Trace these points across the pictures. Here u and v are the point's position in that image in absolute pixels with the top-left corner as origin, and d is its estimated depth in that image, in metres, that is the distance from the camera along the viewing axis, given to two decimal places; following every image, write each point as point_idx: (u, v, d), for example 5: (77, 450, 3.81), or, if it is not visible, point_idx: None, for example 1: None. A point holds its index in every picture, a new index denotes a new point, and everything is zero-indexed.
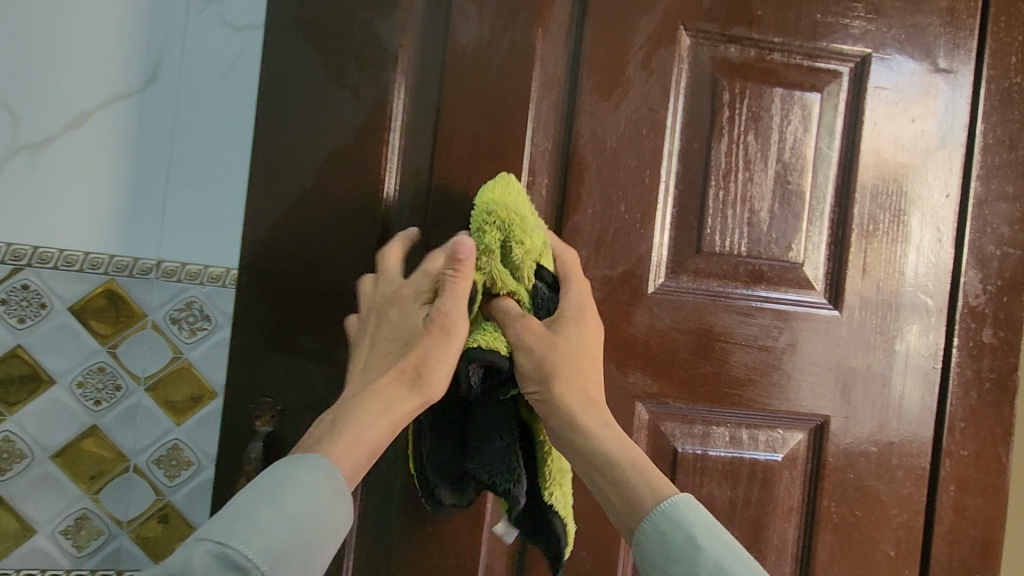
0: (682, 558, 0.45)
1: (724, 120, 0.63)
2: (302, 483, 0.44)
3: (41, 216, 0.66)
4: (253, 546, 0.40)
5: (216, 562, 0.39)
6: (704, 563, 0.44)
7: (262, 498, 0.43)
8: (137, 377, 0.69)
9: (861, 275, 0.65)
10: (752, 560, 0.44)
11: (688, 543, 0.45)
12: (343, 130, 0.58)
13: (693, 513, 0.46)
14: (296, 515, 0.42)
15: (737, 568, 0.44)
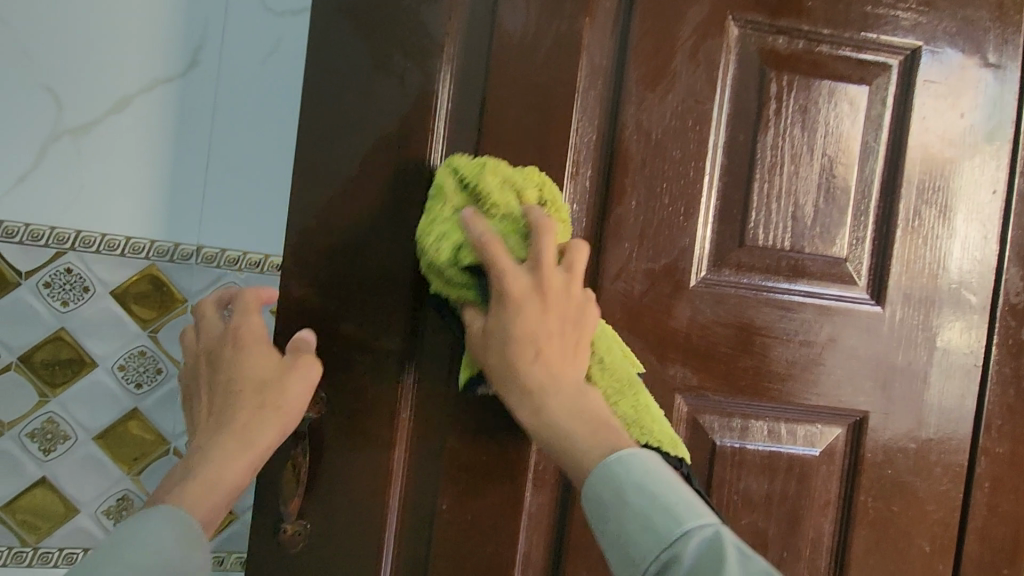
0: (613, 513, 0.47)
1: (771, 112, 0.62)
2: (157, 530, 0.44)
3: (84, 199, 0.66)
4: None
5: None
6: (630, 515, 0.46)
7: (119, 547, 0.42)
8: (178, 361, 0.70)
9: (905, 271, 0.64)
10: (678, 505, 0.45)
11: (616, 498, 0.47)
12: (389, 118, 0.58)
13: (623, 469, 0.48)
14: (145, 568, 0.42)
15: (660, 517, 0.45)
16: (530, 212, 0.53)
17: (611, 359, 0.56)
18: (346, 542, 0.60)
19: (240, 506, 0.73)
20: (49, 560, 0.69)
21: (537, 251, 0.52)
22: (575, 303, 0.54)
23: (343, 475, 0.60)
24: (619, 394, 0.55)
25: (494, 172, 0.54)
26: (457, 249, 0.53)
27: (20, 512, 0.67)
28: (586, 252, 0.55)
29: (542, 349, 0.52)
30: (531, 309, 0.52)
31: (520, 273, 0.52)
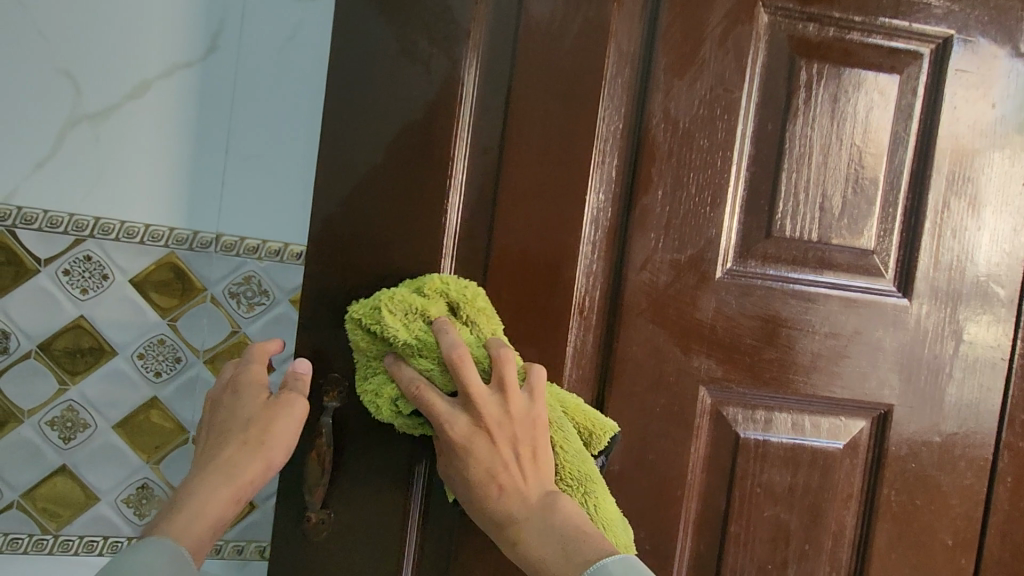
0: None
1: (800, 101, 0.61)
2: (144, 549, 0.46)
3: (103, 186, 0.66)
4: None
5: None
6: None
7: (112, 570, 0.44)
8: (197, 350, 0.69)
9: (933, 263, 0.64)
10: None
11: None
12: (414, 105, 0.57)
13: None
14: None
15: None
16: (439, 340, 0.52)
17: (571, 453, 0.55)
18: (369, 531, 0.60)
19: (261, 495, 0.73)
20: (69, 549, 0.69)
21: (462, 383, 0.52)
22: (516, 417, 0.53)
23: (366, 465, 0.60)
24: (579, 488, 0.55)
25: (391, 313, 0.53)
26: (396, 397, 0.55)
27: (41, 500, 0.68)
28: (508, 355, 0.53)
29: (500, 480, 0.52)
30: (477, 444, 0.52)
31: (454, 410, 0.52)
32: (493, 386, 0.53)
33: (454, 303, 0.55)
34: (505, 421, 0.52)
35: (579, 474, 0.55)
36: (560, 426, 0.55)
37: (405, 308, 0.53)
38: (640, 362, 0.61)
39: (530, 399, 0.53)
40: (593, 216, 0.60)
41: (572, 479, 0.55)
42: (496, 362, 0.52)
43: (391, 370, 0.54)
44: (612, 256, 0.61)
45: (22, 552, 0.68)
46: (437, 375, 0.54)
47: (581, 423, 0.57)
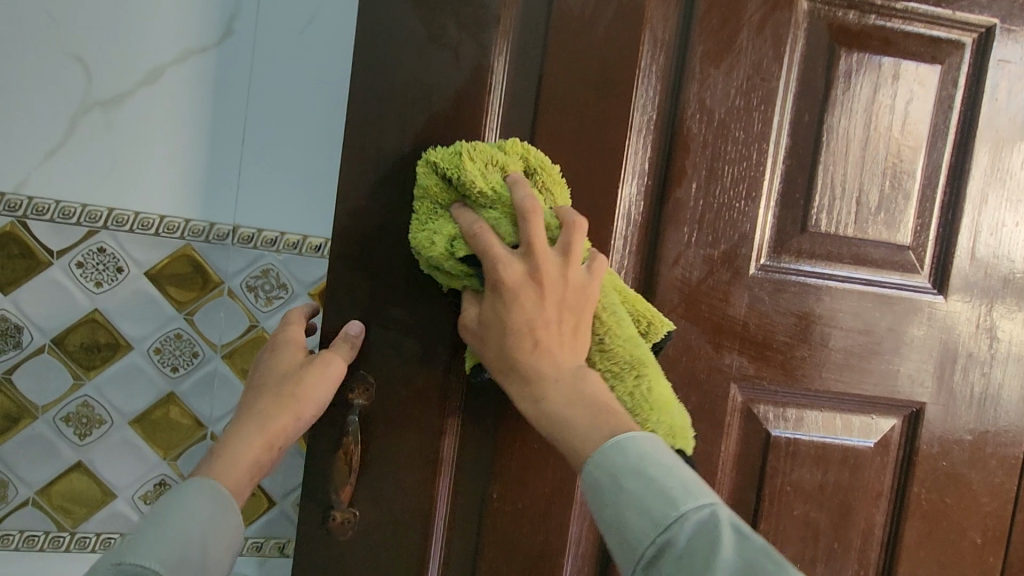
0: (608, 501, 0.44)
1: (839, 91, 0.59)
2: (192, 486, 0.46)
3: (116, 176, 0.64)
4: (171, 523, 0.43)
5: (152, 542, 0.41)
6: (628, 502, 0.43)
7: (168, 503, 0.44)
8: (214, 344, 0.68)
9: (968, 259, 0.63)
10: (674, 489, 0.42)
11: (612, 485, 0.44)
12: (442, 92, 0.55)
13: (620, 454, 0.44)
14: (192, 528, 0.43)
15: (656, 502, 0.42)
16: (515, 192, 0.50)
17: (622, 334, 0.51)
18: (394, 530, 0.59)
19: (279, 492, 0.72)
20: (86, 546, 0.68)
21: (526, 233, 0.48)
22: (572, 284, 0.49)
23: (392, 463, 0.59)
24: (630, 372, 0.51)
25: (472, 158, 0.51)
26: (451, 242, 0.51)
27: (56, 497, 0.66)
28: (580, 222, 0.50)
29: (539, 337, 0.48)
30: (527, 298, 0.48)
31: (512, 259, 0.48)
32: (557, 249, 0.50)
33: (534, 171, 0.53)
34: (561, 283, 0.49)
35: (630, 356, 0.51)
36: (610, 308, 0.51)
37: (484, 155, 0.52)
38: (671, 359, 0.60)
39: (589, 275, 0.50)
40: (625, 210, 0.58)
41: (622, 363, 0.51)
42: (566, 227, 0.50)
43: (456, 212, 0.52)
44: (644, 251, 0.59)
45: (38, 550, 0.67)
46: (500, 228, 0.50)
47: (634, 308, 0.53)
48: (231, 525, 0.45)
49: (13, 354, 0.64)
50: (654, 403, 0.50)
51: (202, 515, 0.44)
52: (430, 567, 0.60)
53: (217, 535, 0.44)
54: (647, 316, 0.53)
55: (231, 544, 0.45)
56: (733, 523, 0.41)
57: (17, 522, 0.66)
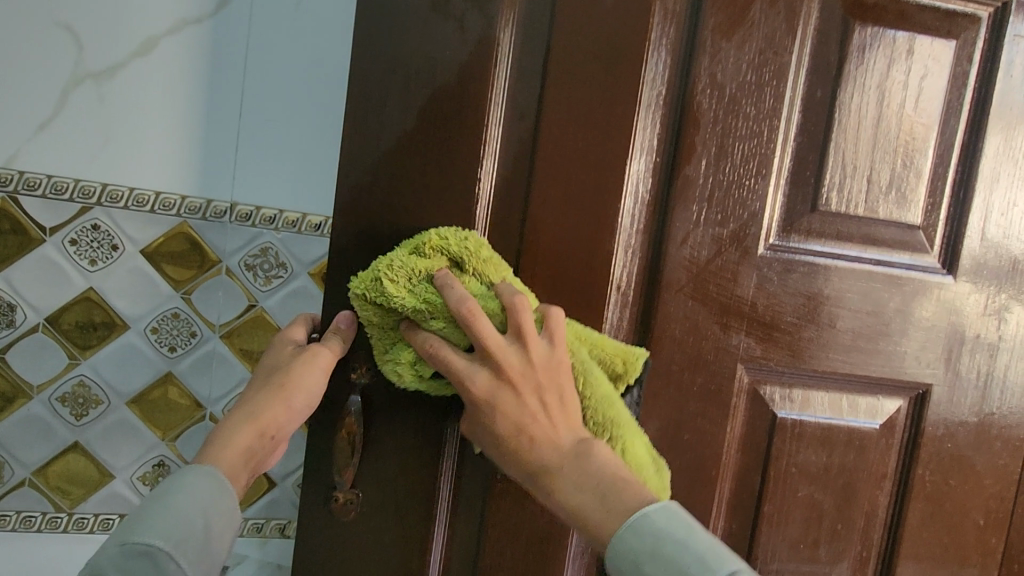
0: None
1: (852, 66, 0.58)
2: (192, 471, 0.44)
3: (109, 150, 0.62)
4: (176, 504, 0.41)
5: (157, 527, 0.40)
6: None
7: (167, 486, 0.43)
8: (213, 324, 0.66)
9: (978, 240, 0.62)
10: (691, 567, 0.43)
11: (634, 569, 0.44)
12: (447, 65, 0.54)
13: (635, 537, 0.45)
14: (190, 506, 0.42)
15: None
16: (446, 297, 0.49)
17: (600, 394, 0.52)
18: (397, 512, 0.58)
19: (279, 473, 0.72)
20: (84, 527, 0.67)
21: (478, 339, 0.49)
22: (540, 365, 0.50)
23: (393, 444, 0.58)
24: (610, 435, 0.52)
25: (393, 280, 0.50)
26: (415, 361, 0.52)
27: (54, 478, 0.65)
28: (522, 300, 0.49)
29: (530, 432, 0.50)
30: (506, 400, 0.50)
31: (475, 368, 0.50)
32: (510, 336, 0.50)
33: (460, 254, 0.52)
34: (527, 372, 0.50)
35: (608, 418, 0.51)
36: (583, 367, 0.52)
37: (406, 269, 0.50)
38: (678, 340, 0.59)
39: (550, 344, 0.50)
40: (633, 188, 0.57)
41: (601, 424, 0.52)
42: (511, 310, 0.49)
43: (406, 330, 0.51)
44: (652, 230, 0.58)
45: (36, 531, 0.66)
46: (454, 335, 0.51)
47: (604, 354, 0.54)
48: (230, 501, 0.44)
49: (6, 333, 0.63)
50: (636, 465, 0.51)
51: (200, 492, 0.43)
52: (433, 549, 0.59)
53: (220, 519, 0.43)
54: (620, 360, 0.54)
55: (231, 520, 0.44)
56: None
57: (15, 502, 0.65)
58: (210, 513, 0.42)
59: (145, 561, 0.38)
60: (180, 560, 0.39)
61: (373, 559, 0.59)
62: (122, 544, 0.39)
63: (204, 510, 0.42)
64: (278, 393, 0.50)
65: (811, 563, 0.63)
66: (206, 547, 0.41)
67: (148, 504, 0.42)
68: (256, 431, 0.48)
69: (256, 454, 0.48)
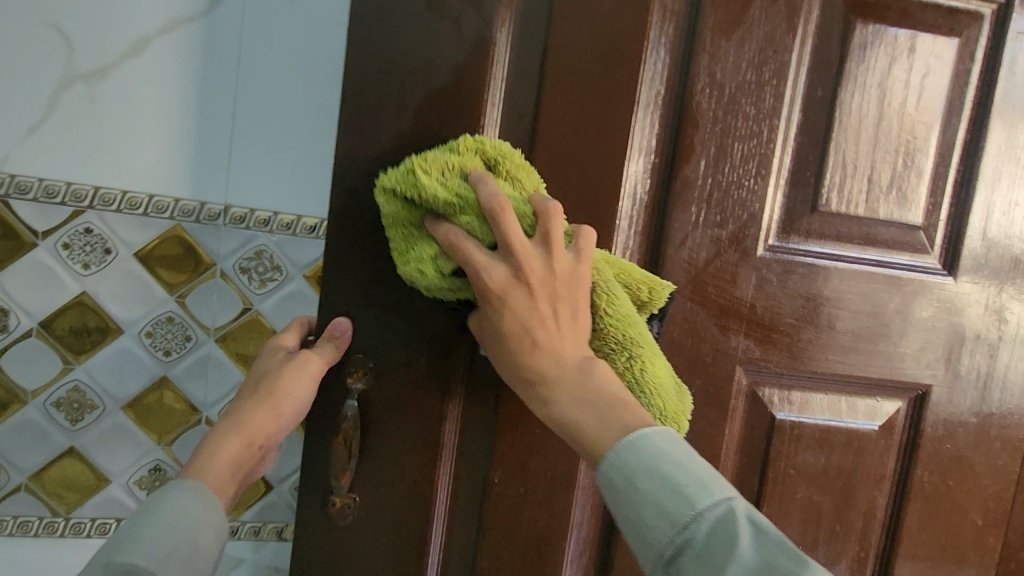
0: (623, 500, 0.42)
1: (853, 65, 0.57)
2: (176, 487, 0.44)
3: (101, 153, 0.61)
4: (161, 520, 0.41)
5: (143, 544, 0.39)
6: (643, 502, 0.42)
7: (151, 503, 0.42)
8: (208, 328, 0.66)
9: (978, 240, 0.62)
10: (689, 486, 0.41)
11: (627, 484, 0.42)
12: (442, 65, 0.53)
13: (631, 454, 0.43)
14: (177, 521, 0.41)
15: (672, 503, 0.41)
16: (479, 191, 0.48)
17: (619, 312, 0.50)
18: (394, 516, 0.58)
19: (276, 475, 0.71)
20: (81, 531, 0.67)
21: (503, 233, 0.47)
22: (561, 273, 0.48)
23: (390, 449, 0.57)
24: (626, 353, 0.50)
25: (427, 171, 0.49)
26: (437, 257, 0.50)
27: (50, 483, 0.65)
28: (555, 207, 0.48)
29: (535, 335, 0.48)
30: (517, 299, 0.47)
31: (495, 264, 0.47)
32: (537, 239, 0.48)
33: (496, 158, 0.50)
34: (548, 277, 0.47)
35: (626, 334, 0.50)
36: (606, 285, 0.50)
37: (440, 164, 0.49)
38: (676, 342, 0.58)
39: (576, 258, 0.48)
40: (632, 189, 0.56)
41: (618, 342, 0.50)
42: (542, 214, 0.48)
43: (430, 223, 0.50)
44: (650, 231, 0.58)
45: (32, 536, 0.66)
46: (479, 231, 0.48)
47: (630, 279, 0.52)
48: (217, 515, 0.44)
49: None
50: (652, 385, 0.50)
51: (186, 507, 0.42)
52: (431, 552, 0.59)
53: (207, 533, 0.42)
54: (645, 289, 0.52)
55: (219, 534, 0.43)
56: (750, 516, 0.40)
57: (11, 507, 0.65)
58: (197, 528, 0.42)
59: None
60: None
61: (370, 563, 0.59)
62: (108, 563, 0.38)
63: (190, 524, 0.42)
64: (266, 405, 0.50)
65: None
66: (193, 561, 0.41)
67: (131, 523, 0.41)
68: (251, 443, 0.49)
69: (246, 463, 0.49)
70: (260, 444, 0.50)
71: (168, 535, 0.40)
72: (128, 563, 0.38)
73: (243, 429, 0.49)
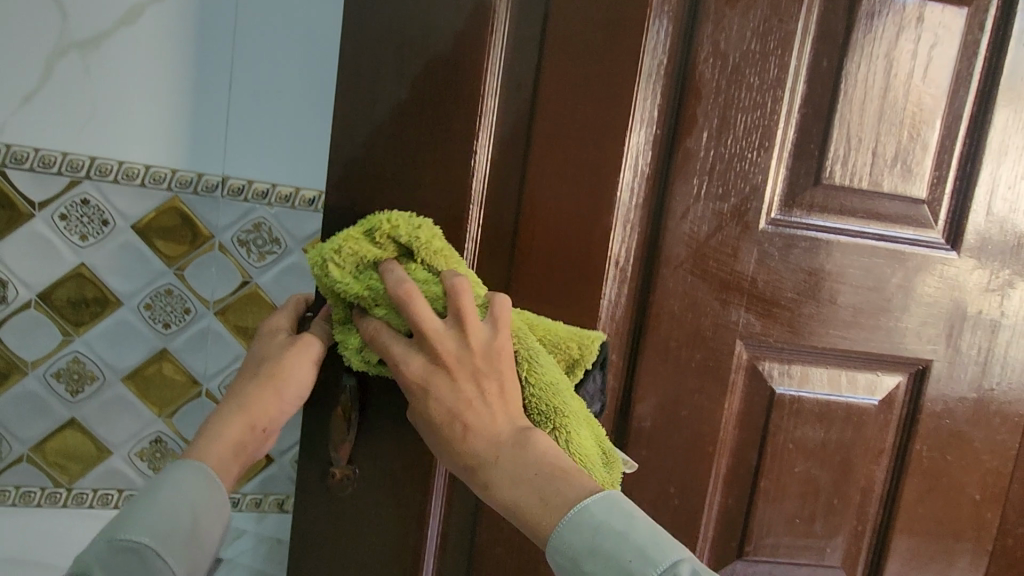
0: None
1: (860, 34, 0.56)
2: (181, 467, 0.44)
3: (96, 123, 0.61)
4: (164, 502, 0.41)
5: (145, 525, 0.40)
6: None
7: (156, 483, 0.43)
8: (207, 301, 0.66)
9: (983, 214, 0.61)
10: (632, 561, 0.40)
11: (574, 566, 0.41)
12: (441, 33, 0.52)
13: (574, 534, 0.42)
14: (179, 502, 0.42)
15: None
16: (387, 280, 0.46)
17: (541, 382, 0.49)
18: (393, 488, 0.58)
19: (277, 449, 0.72)
20: (84, 502, 0.67)
21: (413, 323, 0.45)
22: (478, 351, 0.46)
23: (389, 422, 0.57)
24: (552, 424, 0.49)
25: (339, 264, 0.47)
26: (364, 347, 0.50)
27: (51, 454, 0.65)
28: (462, 286, 0.45)
29: (464, 419, 0.46)
30: (439, 386, 0.46)
31: (411, 353, 0.46)
32: (450, 319, 0.46)
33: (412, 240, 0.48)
34: (464, 359, 0.46)
35: (553, 404, 0.49)
36: (528, 354, 0.49)
37: (353, 250, 0.48)
38: (677, 316, 0.58)
39: (494, 330, 0.46)
40: (633, 161, 0.55)
41: (543, 414, 0.49)
42: (451, 293, 0.46)
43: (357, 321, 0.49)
44: (652, 204, 0.57)
45: (35, 506, 0.66)
46: (394, 318, 0.48)
47: (557, 341, 0.51)
48: (219, 496, 0.44)
49: None
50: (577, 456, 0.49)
51: (188, 489, 0.43)
52: (431, 525, 0.59)
53: (209, 514, 0.43)
54: (574, 346, 0.51)
55: (221, 516, 0.44)
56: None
57: (13, 478, 0.65)
58: (198, 510, 0.42)
59: (131, 556, 0.39)
60: (168, 557, 0.39)
61: (370, 535, 0.59)
62: (111, 541, 0.39)
63: (191, 507, 0.42)
64: (268, 385, 0.49)
65: (807, 537, 0.64)
66: (194, 543, 0.41)
67: (136, 502, 0.42)
68: (254, 426, 0.47)
69: (248, 445, 0.47)
70: (263, 429, 0.48)
71: (169, 517, 0.41)
72: (129, 543, 0.39)
73: (245, 412, 0.47)
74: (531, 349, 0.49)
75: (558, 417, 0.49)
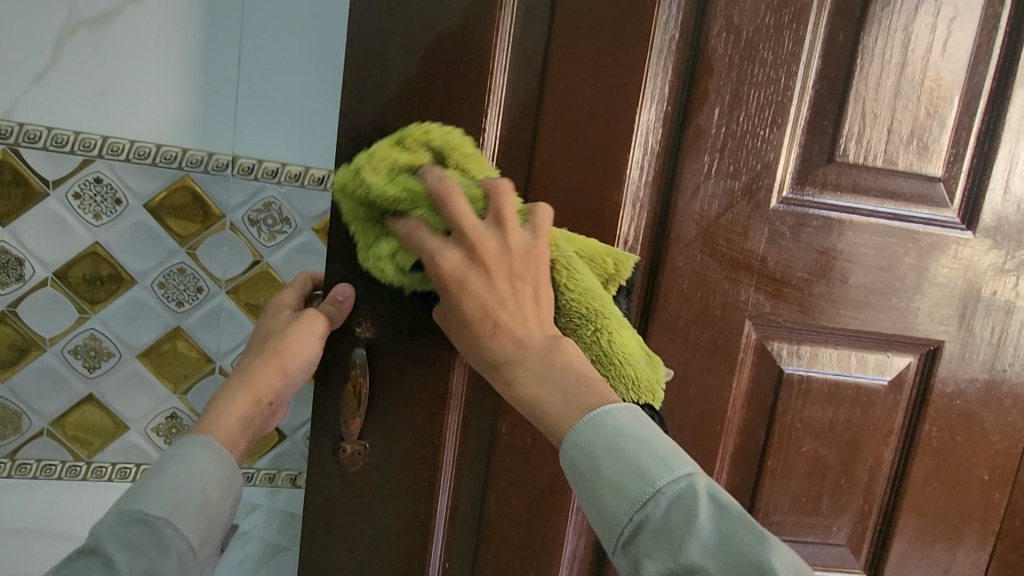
0: (583, 480, 0.42)
1: (878, 7, 0.55)
2: (190, 441, 0.45)
3: (107, 101, 0.61)
4: (173, 474, 0.42)
5: (154, 497, 0.41)
6: (604, 483, 0.41)
7: (166, 458, 0.43)
8: (219, 280, 0.67)
9: (1000, 193, 0.60)
10: (649, 464, 0.40)
11: (588, 464, 0.42)
12: (450, 9, 0.52)
13: (592, 432, 0.42)
14: (187, 475, 0.42)
15: (633, 481, 0.40)
16: (427, 179, 0.47)
17: (582, 286, 0.49)
18: (404, 462, 0.59)
19: (289, 426, 0.73)
20: (102, 475, 0.69)
21: (453, 216, 0.45)
22: (518, 254, 0.46)
23: (398, 399, 0.58)
24: (593, 325, 0.48)
25: (373, 169, 0.48)
26: (394, 253, 0.48)
27: (71, 428, 0.67)
28: (504, 185, 0.47)
29: (497, 318, 0.46)
30: (474, 283, 0.46)
31: (448, 248, 0.46)
32: (488, 220, 0.47)
33: (445, 150, 0.49)
34: (503, 256, 0.46)
35: (592, 306, 0.48)
36: (566, 258, 0.49)
37: (387, 157, 0.48)
38: (686, 295, 0.58)
39: (533, 237, 0.47)
40: (643, 138, 0.55)
41: (584, 316, 0.49)
42: (492, 194, 0.47)
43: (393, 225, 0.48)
44: (661, 182, 0.57)
45: (56, 478, 0.68)
46: (429, 219, 0.47)
47: (590, 254, 0.51)
48: (228, 468, 0.45)
49: (16, 287, 0.63)
50: (619, 355, 0.48)
51: (195, 461, 0.43)
52: (440, 499, 0.60)
53: (219, 485, 0.43)
54: (609, 262, 0.52)
55: (232, 484, 0.44)
56: (712, 493, 0.39)
57: (34, 451, 0.67)
58: (208, 482, 0.43)
59: (143, 528, 0.40)
60: (178, 525, 0.40)
61: (380, 511, 0.60)
62: (122, 514, 0.40)
63: (200, 480, 0.43)
64: (272, 360, 0.50)
65: (813, 515, 0.64)
66: (205, 510, 0.42)
67: (148, 475, 0.43)
68: (259, 399, 0.48)
69: (255, 420, 0.48)
70: (269, 404, 0.49)
71: (179, 489, 0.41)
72: (139, 516, 0.40)
73: (250, 387, 0.48)
74: (569, 254, 0.49)
75: (598, 318, 0.48)
